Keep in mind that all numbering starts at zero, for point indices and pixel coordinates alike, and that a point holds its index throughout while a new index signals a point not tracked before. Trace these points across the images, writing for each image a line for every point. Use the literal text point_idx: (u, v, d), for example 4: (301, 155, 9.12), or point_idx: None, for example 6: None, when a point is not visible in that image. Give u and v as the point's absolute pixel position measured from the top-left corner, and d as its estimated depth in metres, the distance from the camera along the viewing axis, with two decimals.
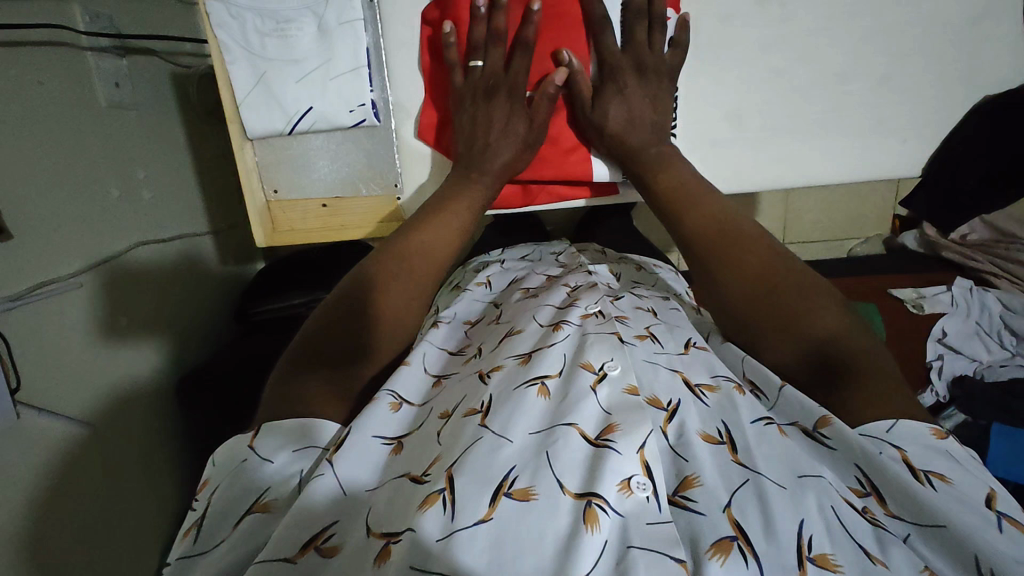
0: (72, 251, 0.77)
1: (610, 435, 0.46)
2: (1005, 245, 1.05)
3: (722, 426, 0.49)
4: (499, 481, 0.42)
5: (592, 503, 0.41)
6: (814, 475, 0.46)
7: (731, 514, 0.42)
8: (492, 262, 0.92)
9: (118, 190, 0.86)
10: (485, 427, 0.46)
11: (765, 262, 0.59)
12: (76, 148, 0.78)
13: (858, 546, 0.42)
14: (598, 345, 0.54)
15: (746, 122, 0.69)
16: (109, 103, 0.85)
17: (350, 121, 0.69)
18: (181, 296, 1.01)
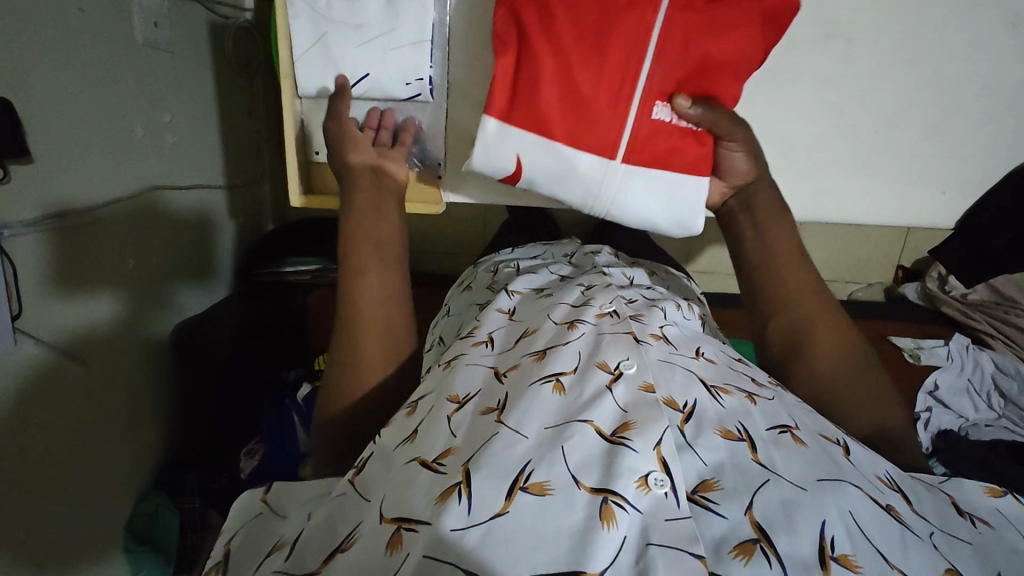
0: (87, 184, 0.75)
1: (627, 433, 0.46)
2: (1005, 308, 1.05)
3: (739, 425, 0.49)
4: (515, 476, 0.43)
5: (609, 500, 0.41)
6: (833, 481, 0.44)
7: (753, 516, 0.41)
8: (505, 261, 0.92)
9: (142, 129, 0.84)
10: (502, 423, 0.48)
11: (839, 348, 0.61)
12: (110, 83, 0.77)
13: (877, 550, 0.40)
14: (615, 345, 0.56)
15: (796, 153, 0.75)
16: (145, 42, 0.83)
17: (405, 93, 0.72)
18: (187, 244, 0.99)
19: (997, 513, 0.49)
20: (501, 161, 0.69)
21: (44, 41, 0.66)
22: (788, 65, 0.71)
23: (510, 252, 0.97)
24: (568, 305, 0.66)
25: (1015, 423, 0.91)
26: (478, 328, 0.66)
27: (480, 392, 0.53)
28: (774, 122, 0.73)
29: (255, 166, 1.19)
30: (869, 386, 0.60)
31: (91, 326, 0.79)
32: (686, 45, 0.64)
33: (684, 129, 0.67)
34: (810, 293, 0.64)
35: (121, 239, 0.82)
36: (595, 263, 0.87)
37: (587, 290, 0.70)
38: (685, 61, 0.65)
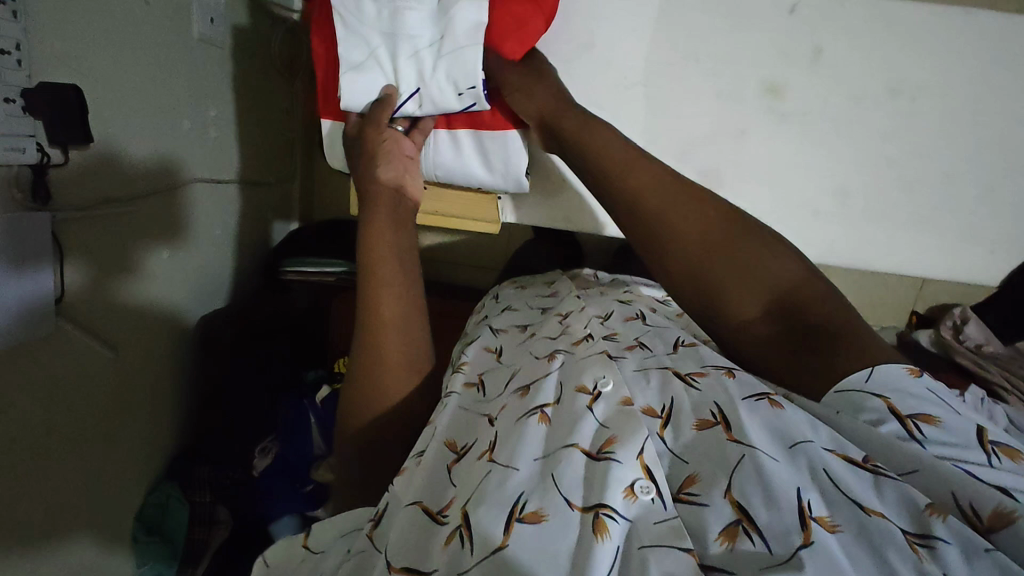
0: (136, 173, 0.75)
1: (610, 448, 0.49)
2: (1016, 363, 1.07)
3: (715, 405, 0.52)
4: (511, 507, 0.46)
5: (601, 514, 0.44)
6: (804, 443, 0.46)
7: (733, 498, 0.44)
8: (495, 298, 0.98)
9: (189, 122, 0.85)
10: (493, 462, 0.51)
11: (697, 254, 0.64)
12: (165, 75, 0.78)
13: (852, 502, 0.42)
14: (591, 368, 0.60)
15: (853, 200, 0.77)
16: (200, 37, 0.84)
17: (458, 103, 0.71)
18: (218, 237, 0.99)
19: (929, 396, 0.47)
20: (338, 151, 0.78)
21: (111, 31, 0.67)
22: (852, 116, 0.74)
23: (506, 287, 1.02)
24: (548, 339, 0.71)
25: None
26: (465, 364, 0.72)
27: (476, 440, 0.57)
28: (816, 167, 0.76)
29: (287, 165, 1.21)
30: (735, 278, 0.62)
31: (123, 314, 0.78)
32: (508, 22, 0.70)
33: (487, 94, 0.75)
34: (658, 192, 0.67)
35: (156, 226, 0.82)
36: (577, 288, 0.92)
37: (564, 320, 0.75)
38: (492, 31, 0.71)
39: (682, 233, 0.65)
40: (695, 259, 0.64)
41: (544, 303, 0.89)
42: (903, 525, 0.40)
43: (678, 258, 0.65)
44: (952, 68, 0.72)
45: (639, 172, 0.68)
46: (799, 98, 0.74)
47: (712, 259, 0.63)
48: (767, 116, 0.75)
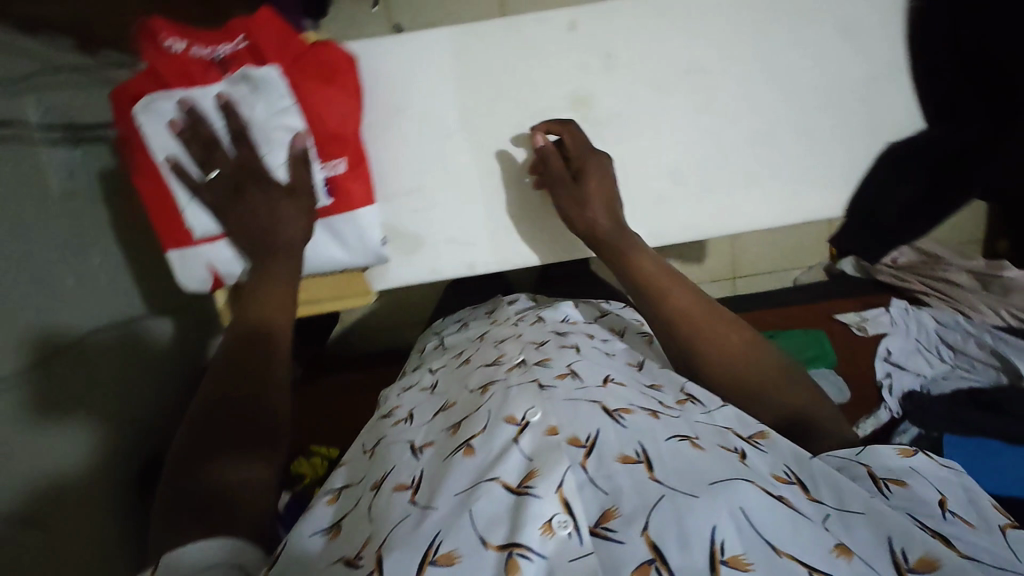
0: (27, 339, 0.73)
1: (531, 482, 0.48)
2: (933, 266, 1.10)
3: (639, 446, 0.51)
4: (425, 551, 0.45)
5: (513, 554, 0.43)
6: (727, 481, 0.48)
7: (649, 537, 0.44)
8: (433, 342, 0.98)
9: (72, 276, 0.84)
10: (413, 503, 0.50)
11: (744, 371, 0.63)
12: (31, 238, 0.77)
13: (766, 542, 0.44)
14: (521, 398, 0.56)
15: (688, 177, 0.74)
16: (62, 193, 0.84)
17: None
18: (143, 371, 0.95)
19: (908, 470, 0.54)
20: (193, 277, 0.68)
21: None
22: (660, 106, 0.72)
23: (447, 327, 1.01)
24: (481, 368, 0.68)
25: (969, 371, 0.96)
26: (399, 409, 0.71)
27: (395, 466, 0.56)
28: None
29: None
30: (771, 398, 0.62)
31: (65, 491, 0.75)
32: (333, 106, 0.64)
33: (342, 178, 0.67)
34: (699, 315, 0.65)
35: (55, 387, 0.76)
36: (510, 315, 0.91)
37: (499, 347, 0.74)
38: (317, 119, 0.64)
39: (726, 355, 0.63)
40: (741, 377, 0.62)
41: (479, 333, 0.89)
42: (816, 564, 0.44)
43: (705, 375, 0.63)
44: (764, 25, 0.70)
45: (680, 294, 0.66)
46: (609, 101, 0.72)
47: (740, 383, 0.62)
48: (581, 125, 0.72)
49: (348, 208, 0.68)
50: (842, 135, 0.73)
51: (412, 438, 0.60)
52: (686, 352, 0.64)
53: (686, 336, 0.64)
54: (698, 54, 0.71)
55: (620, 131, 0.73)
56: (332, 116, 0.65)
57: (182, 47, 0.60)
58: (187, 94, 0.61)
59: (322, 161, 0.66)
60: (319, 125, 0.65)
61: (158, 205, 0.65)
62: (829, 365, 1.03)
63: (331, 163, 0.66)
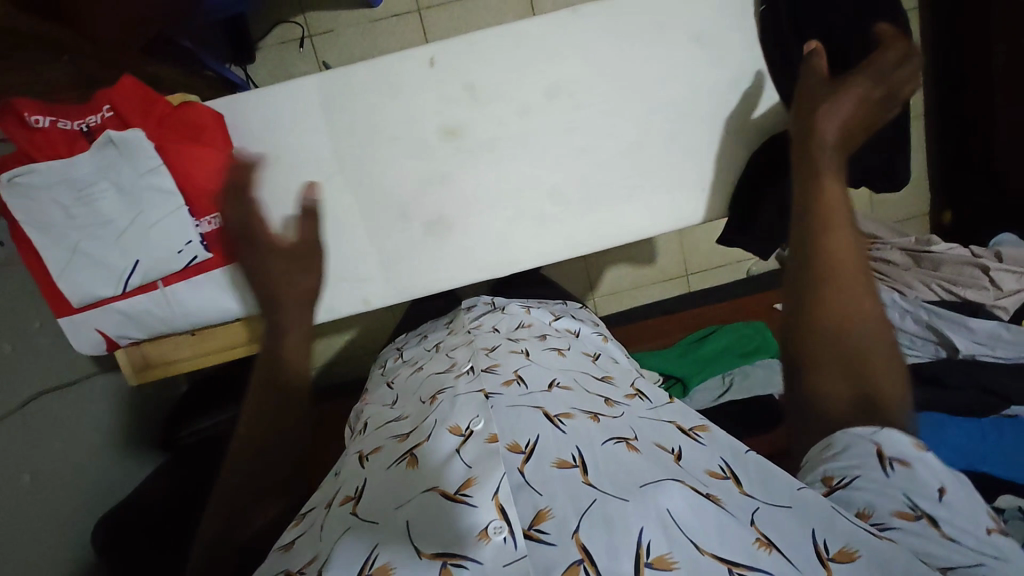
0: None
1: (469, 490, 0.46)
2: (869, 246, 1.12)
3: (576, 451, 0.49)
4: (359, 565, 0.42)
5: (447, 563, 0.41)
6: (658, 481, 0.45)
7: (580, 538, 0.42)
8: (392, 352, 0.94)
9: (10, 344, 0.83)
10: (354, 515, 0.48)
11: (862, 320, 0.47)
12: None
13: (691, 540, 0.41)
14: (466, 407, 0.56)
15: (569, 196, 0.75)
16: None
17: (180, 262, 0.69)
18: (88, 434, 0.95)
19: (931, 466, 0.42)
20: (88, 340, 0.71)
21: None
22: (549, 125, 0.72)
23: (409, 338, 0.97)
24: (434, 377, 0.69)
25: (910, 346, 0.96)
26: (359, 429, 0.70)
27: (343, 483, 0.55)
28: None
29: None
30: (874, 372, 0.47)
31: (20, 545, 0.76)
32: (199, 163, 0.67)
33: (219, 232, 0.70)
34: (846, 265, 0.48)
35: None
36: (471, 320, 0.87)
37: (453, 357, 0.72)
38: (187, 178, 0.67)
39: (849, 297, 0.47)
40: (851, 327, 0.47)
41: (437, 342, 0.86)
42: (734, 559, 0.40)
43: (812, 327, 0.48)
44: (663, 32, 0.70)
45: (840, 240, 0.48)
46: (480, 132, 0.73)
47: (851, 351, 0.47)
48: (455, 156, 0.73)
49: (229, 262, 0.71)
50: (719, 141, 0.74)
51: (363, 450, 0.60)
52: (806, 304, 0.48)
53: (818, 279, 0.48)
54: (566, 76, 0.72)
55: (495, 157, 0.73)
56: (201, 173, 0.68)
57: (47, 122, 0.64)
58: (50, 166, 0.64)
59: (197, 218, 0.69)
60: (188, 185, 0.68)
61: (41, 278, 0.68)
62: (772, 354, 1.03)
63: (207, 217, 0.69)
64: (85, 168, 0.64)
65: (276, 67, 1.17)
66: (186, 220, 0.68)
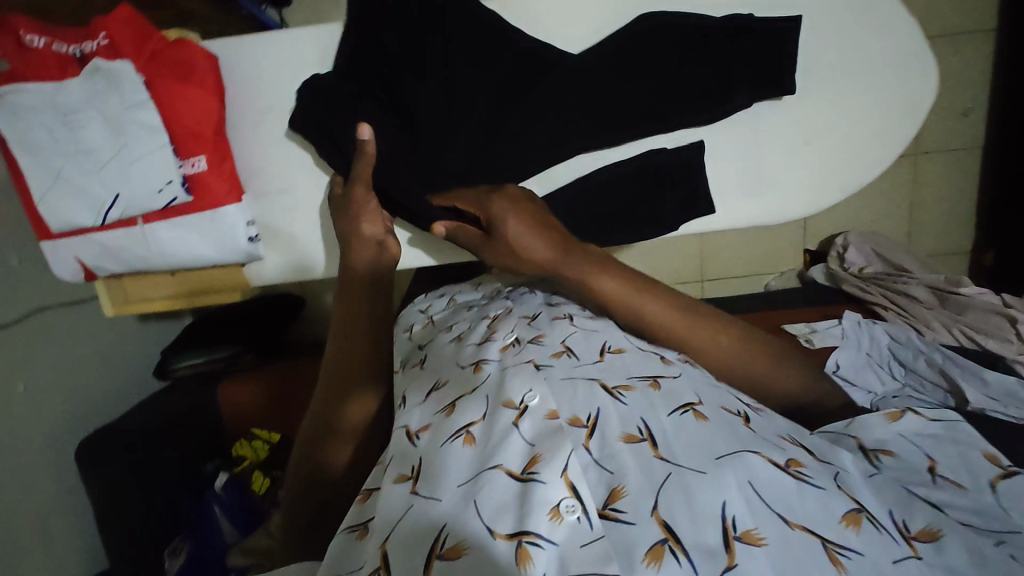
0: None
1: (535, 467, 0.44)
2: (897, 279, 1.07)
3: (642, 422, 0.47)
4: (432, 544, 0.41)
5: (523, 542, 0.40)
6: (732, 454, 0.43)
7: (660, 517, 0.40)
8: (413, 307, 0.87)
9: (18, 257, 0.84)
10: (416, 493, 0.45)
11: (725, 350, 0.59)
12: None
13: (777, 513, 0.40)
14: (519, 375, 0.51)
15: None
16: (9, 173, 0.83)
17: (159, 201, 0.69)
18: (90, 354, 0.98)
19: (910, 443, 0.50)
20: (65, 269, 0.71)
21: None
22: None
23: (425, 298, 0.90)
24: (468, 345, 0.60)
25: (918, 390, 0.89)
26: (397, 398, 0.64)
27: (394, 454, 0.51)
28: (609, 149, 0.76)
29: None
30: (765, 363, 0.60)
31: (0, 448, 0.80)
32: (192, 104, 0.68)
33: (204, 176, 0.70)
34: (681, 330, 0.59)
35: None
36: (502, 287, 0.83)
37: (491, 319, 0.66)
38: (176, 116, 0.67)
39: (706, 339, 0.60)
40: (728, 358, 0.59)
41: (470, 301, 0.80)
42: (826, 534, 0.39)
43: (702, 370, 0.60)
44: None
45: (662, 315, 0.59)
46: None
47: (746, 379, 0.59)
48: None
49: (210, 207, 0.71)
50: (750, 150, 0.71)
51: (407, 421, 0.53)
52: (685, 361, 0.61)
53: (672, 351, 0.60)
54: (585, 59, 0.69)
55: None
56: (192, 114, 0.68)
57: (43, 42, 0.62)
58: (38, 86, 0.63)
59: (182, 158, 0.69)
60: (177, 125, 0.68)
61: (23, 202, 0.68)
62: None
63: (194, 158, 0.69)
64: (73, 94, 0.64)
65: (318, 16, 1.16)
66: (169, 160, 0.68)
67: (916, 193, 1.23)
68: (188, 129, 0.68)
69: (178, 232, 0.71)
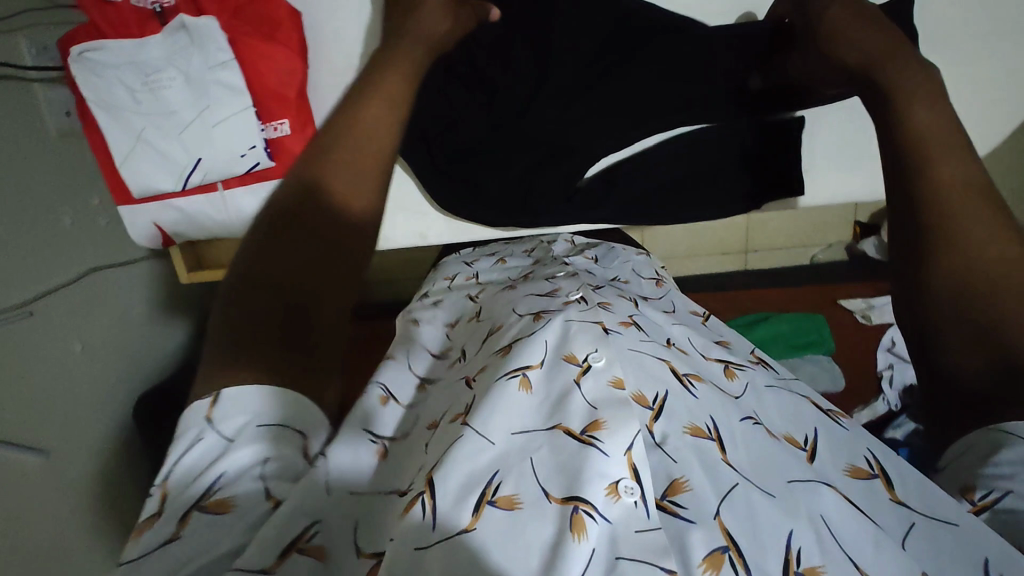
0: (22, 283, 0.75)
1: (597, 433, 0.38)
2: None
3: (710, 420, 0.43)
4: (482, 488, 0.35)
5: (579, 509, 0.35)
6: (805, 483, 0.40)
7: (722, 522, 0.37)
8: (457, 265, 0.85)
9: (70, 218, 0.84)
10: (466, 425, 0.39)
11: (999, 264, 0.42)
12: (27, 181, 0.76)
13: (848, 558, 0.36)
14: (582, 334, 0.46)
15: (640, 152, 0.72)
16: (59, 133, 0.81)
17: (242, 166, 0.70)
18: (141, 315, 0.98)
19: None
20: (142, 232, 0.74)
21: None
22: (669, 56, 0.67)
23: (470, 257, 0.86)
24: (533, 298, 0.58)
25: None
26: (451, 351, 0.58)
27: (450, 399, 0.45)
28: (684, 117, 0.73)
29: None
30: None
31: (64, 406, 0.81)
32: (275, 65, 0.66)
33: (283, 141, 0.70)
34: (961, 200, 0.44)
35: (51, 332, 0.80)
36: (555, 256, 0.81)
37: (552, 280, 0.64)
38: (259, 79, 0.66)
39: (979, 230, 0.43)
40: (989, 274, 0.41)
41: (519, 267, 0.79)
42: None
43: (928, 271, 0.44)
44: None
45: (955, 170, 0.44)
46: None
47: (997, 326, 0.40)
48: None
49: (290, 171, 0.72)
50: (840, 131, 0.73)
51: (466, 372, 0.49)
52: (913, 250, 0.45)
53: (923, 219, 0.44)
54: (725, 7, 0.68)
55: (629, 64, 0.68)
56: (276, 76, 0.66)
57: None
58: (117, 44, 0.62)
59: (264, 122, 0.68)
60: (259, 88, 0.67)
61: (105, 166, 0.69)
62: (823, 352, 0.99)
63: (276, 122, 0.68)
64: (152, 53, 0.63)
65: None
66: (253, 123, 0.68)
67: None
68: (269, 91, 0.67)
69: (256, 196, 0.74)
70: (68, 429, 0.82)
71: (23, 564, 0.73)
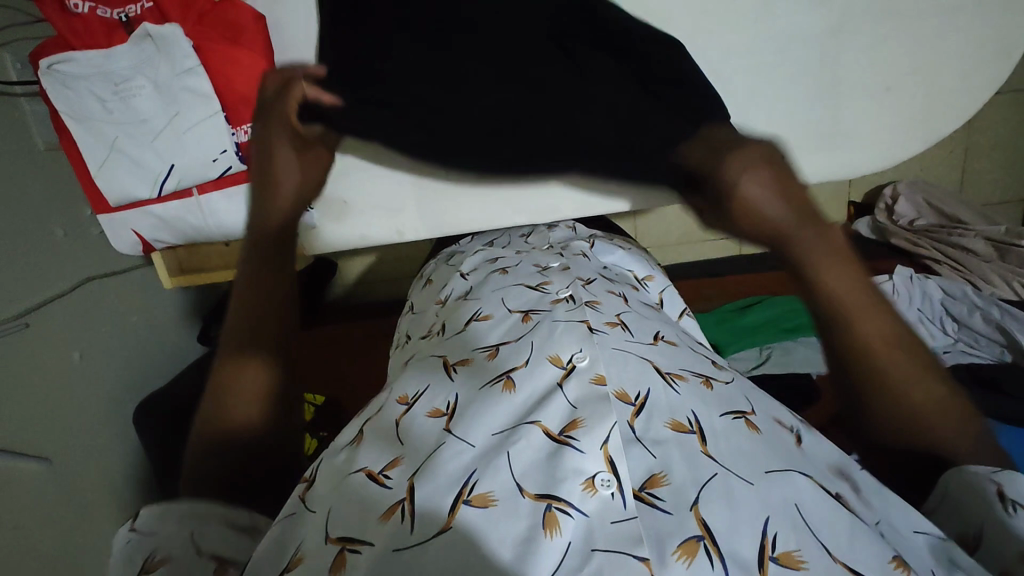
0: (16, 293, 0.76)
1: (574, 432, 0.41)
2: (948, 231, 1.08)
3: (691, 413, 0.43)
4: (459, 488, 0.37)
5: (552, 506, 0.36)
6: (782, 471, 0.39)
7: (699, 513, 0.36)
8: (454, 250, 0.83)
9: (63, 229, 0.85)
10: (448, 431, 0.42)
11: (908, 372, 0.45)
12: (17, 193, 0.77)
13: (822, 543, 0.35)
14: (568, 336, 0.49)
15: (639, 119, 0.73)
16: (47, 146, 0.82)
17: (215, 170, 0.73)
18: (139, 321, 1.00)
19: None
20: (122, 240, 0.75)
21: None
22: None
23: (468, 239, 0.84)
24: (517, 289, 0.59)
25: (971, 346, 0.95)
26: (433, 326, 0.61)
27: (429, 386, 0.47)
28: None
29: None
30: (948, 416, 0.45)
31: (63, 412, 0.82)
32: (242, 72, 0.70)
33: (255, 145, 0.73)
34: (865, 312, 0.46)
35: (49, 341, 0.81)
36: (552, 241, 0.78)
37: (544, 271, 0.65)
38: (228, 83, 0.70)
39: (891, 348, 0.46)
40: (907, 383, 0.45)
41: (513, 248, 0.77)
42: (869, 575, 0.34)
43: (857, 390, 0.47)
44: None
45: (850, 287, 0.46)
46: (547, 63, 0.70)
47: (920, 432, 0.45)
48: (514, 86, 0.70)
49: None
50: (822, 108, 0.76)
51: (445, 352, 0.52)
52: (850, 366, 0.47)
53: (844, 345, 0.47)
54: None
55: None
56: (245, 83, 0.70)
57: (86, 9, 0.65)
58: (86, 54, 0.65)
59: (235, 126, 0.72)
60: (228, 94, 0.71)
61: (79, 173, 0.71)
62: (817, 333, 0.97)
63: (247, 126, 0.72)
64: (121, 61, 0.66)
65: None
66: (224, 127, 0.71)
67: (971, 138, 1.20)
68: (238, 96, 0.71)
69: (230, 200, 0.76)
70: (69, 435, 0.83)
71: (30, 569, 0.74)
